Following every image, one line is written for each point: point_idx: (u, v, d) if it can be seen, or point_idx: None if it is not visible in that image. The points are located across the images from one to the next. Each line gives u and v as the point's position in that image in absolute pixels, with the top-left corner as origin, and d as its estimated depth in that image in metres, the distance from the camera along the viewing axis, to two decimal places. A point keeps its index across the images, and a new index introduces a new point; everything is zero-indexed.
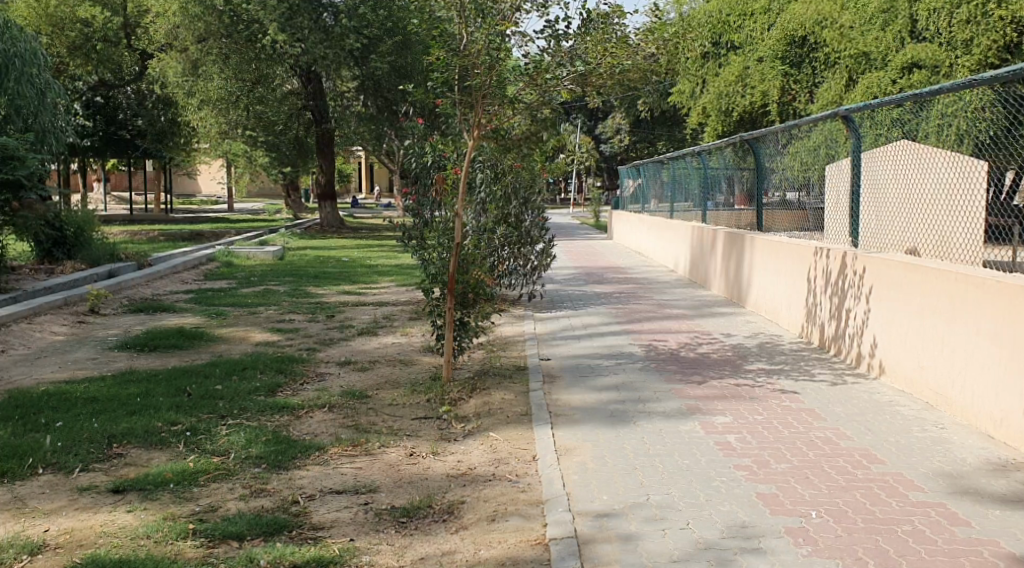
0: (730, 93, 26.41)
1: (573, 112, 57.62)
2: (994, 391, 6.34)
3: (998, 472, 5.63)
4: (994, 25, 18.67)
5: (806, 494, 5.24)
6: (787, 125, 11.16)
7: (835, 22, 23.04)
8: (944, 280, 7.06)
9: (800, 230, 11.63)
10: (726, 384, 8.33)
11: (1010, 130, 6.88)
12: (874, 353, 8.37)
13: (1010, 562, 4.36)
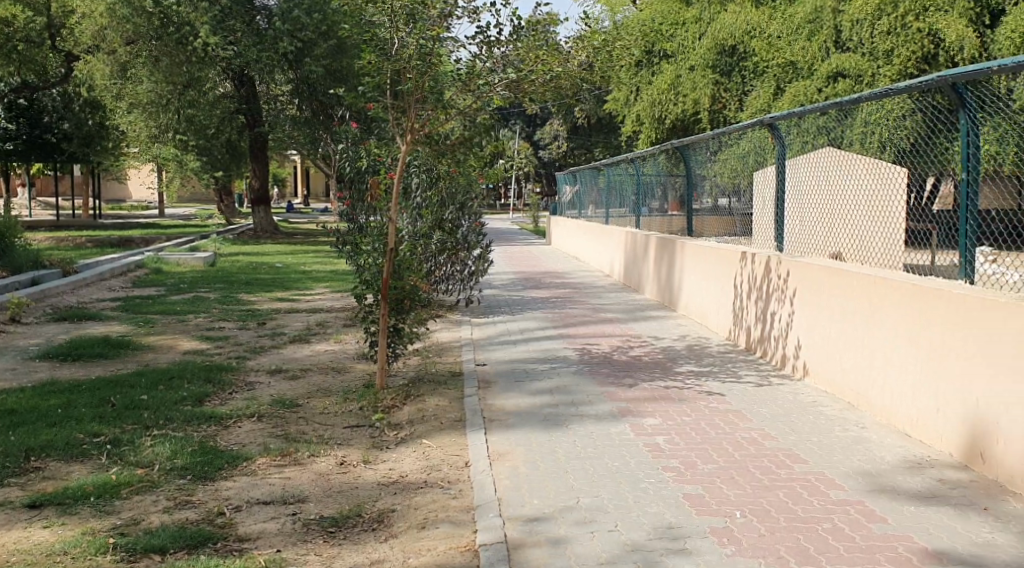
0: (663, 101, 26.71)
1: (510, 117, 58.01)
2: (909, 392, 6.51)
3: (914, 469, 5.79)
4: (914, 37, 19.24)
5: (731, 494, 5.33)
6: (716, 132, 11.28)
7: (764, 32, 23.76)
8: (863, 283, 7.23)
9: (728, 236, 11.93)
10: (658, 387, 8.44)
11: (926, 140, 7.12)
12: (799, 355, 8.56)
13: (923, 558, 4.47)
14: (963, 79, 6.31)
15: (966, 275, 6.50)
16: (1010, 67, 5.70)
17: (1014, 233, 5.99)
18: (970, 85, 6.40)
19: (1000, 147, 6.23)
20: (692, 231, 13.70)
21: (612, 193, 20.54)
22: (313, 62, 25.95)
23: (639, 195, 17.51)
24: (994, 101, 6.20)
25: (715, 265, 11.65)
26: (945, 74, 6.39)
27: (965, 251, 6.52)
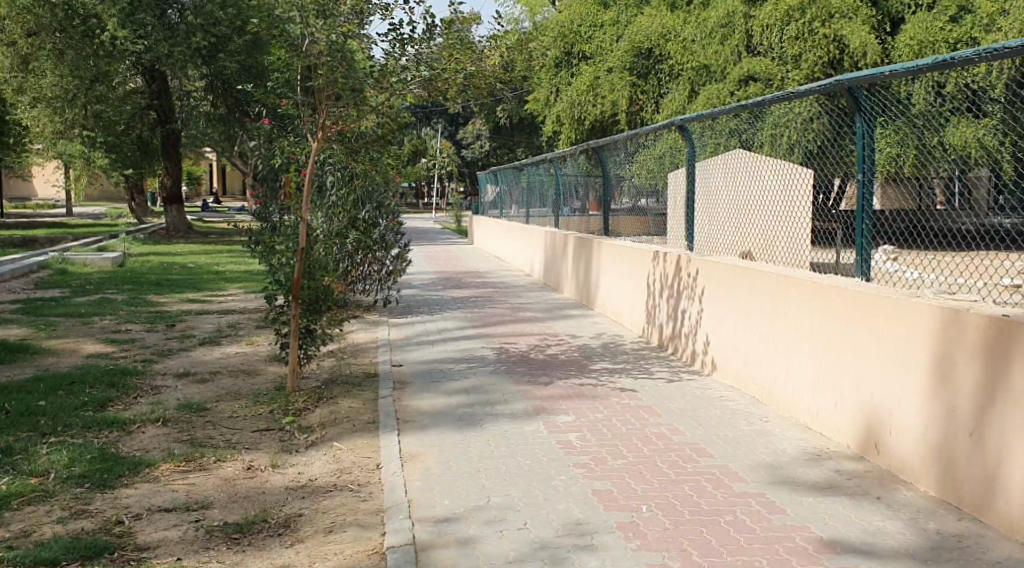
0: (582, 103, 26.83)
1: (431, 116, 57.82)
2: (810, 386, 6.67)
3: (815, 461, 5.93)
4: (820, 42, 19.90)
5: (639, 489, 5.39)
6: (636, 134, 11.38)
7: (679, 35, 24.16)
8: (767, 280, 7.37)
9: (642, 235, 12.19)
10: (572, 384, 8.49)
11: (830, 142, 7.29)
12: (708, 351, 8.72)
13: (821, 547, 4.58)
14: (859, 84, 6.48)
15: (862, 273, 6.77)
16: (903, 72, 5.87)
17: (907, 233, 6.25)
18: (865, 90, 6.56)
19: (892, 152, 6.43)
20: (609, 231, 13.86)
21: (532, 193, 20.67)
22: (227, 58, 25.51)
23: (558, 195, 17.63)
24: (888, 105, 6.37)
25: (630, 263, 11.81)
26: (842, 79, 6.55)
27: (862, 250, 6.77)
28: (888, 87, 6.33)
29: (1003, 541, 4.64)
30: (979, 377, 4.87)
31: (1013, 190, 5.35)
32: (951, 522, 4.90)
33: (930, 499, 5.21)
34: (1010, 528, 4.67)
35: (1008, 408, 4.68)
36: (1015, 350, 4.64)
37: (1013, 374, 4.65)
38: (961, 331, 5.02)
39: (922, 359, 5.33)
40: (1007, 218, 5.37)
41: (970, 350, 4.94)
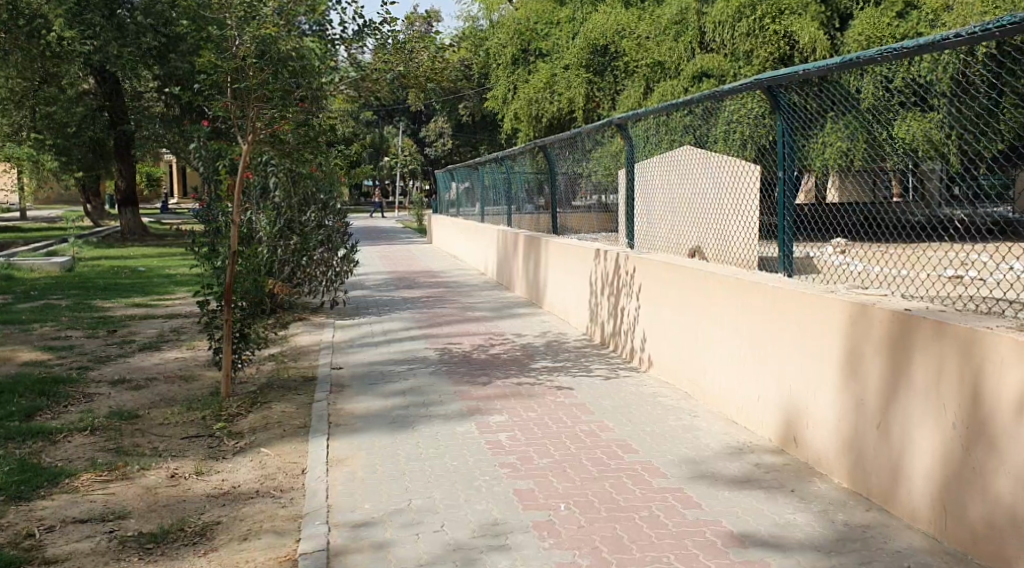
0: (539, 100, 26.73)
1: (393, 113, 57.54)
2: (735, 381, 6.75)
3: (735, 455, 6.03)
4: (771, 38, 20.08)
5: (559, 487, 5.44)
6: (589, 130, 10.92)
7: (633, 32, 24.24)
8: (695, 277, 7.45)
9: (591, 236, 11.97)
10: (509, 384, 8.52)
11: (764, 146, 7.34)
12: (644, 348, 8.81)
13: (727, 541, 4.68)
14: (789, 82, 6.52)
15: (784, 269, 6.90)
16: (842, 65, 5.86)
17: (865, 227, 6.12)
18: (810, 87, 6.46)
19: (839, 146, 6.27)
20: (557, 229, 13.80)
21: (484, 192, 20.75)
22: (179, 58, 25.13)
23: (510, 193, 17.68)
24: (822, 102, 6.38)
25: (574, 261, 11.89)
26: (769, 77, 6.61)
27: (784, 245, 6.91)
28: (835, 81, 6.18)
29: (907, 531, 4.77)
30: (885, 371, 4.99)
31: (965, 181, 5.12)
32: (859, 513, 5.04)
33: (841, 491, 5.34)
34: (914, 518, 4.81)
35: (911, 402, 4.80)
36: (917, 347, 4.76)
37: (915, 369, 4.77)
38: (869, 326, 5.12)
39: (834, 353, 5.44)
40: (960, 210, 5.19)
41: (877, 345, 5.05)
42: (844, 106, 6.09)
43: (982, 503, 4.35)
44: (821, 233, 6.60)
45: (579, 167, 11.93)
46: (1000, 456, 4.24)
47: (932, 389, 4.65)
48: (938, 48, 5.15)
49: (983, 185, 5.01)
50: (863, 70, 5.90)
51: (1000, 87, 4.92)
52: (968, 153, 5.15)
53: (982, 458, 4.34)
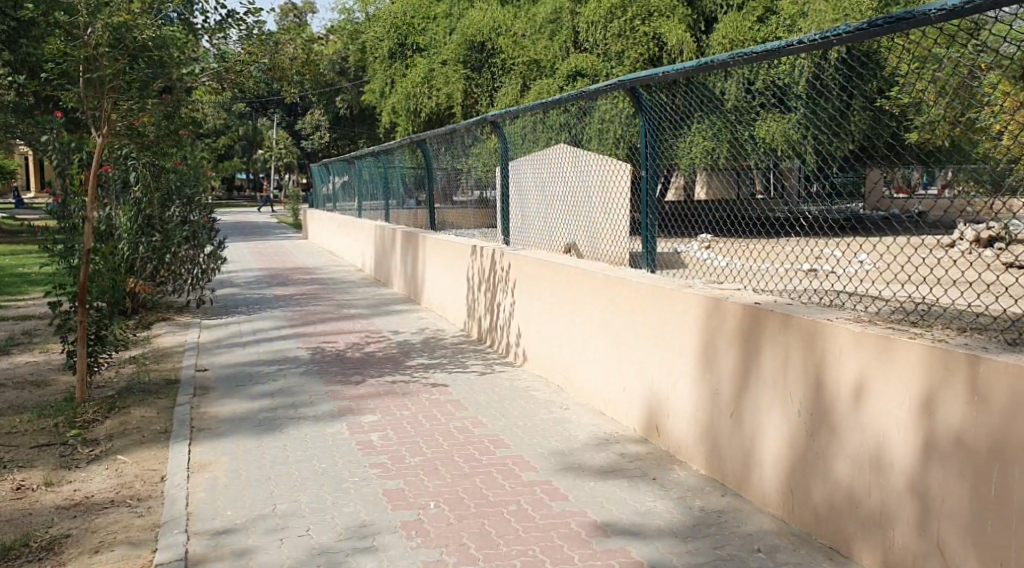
0: (417, 95, 26.26)
1: (268, 107, 56.17)
2: (601, 373, 6.82)
3: (602, 445, 6.09)
4: (641, 40, 20.47)
5: (429, 485, 5.37)
6: (468, 125, 10.54)
7: (509, 30, 24.32)
8: (564, 271, 7.50)
9: (464, 229, 12.24)
10: (383, 382, 8.38)
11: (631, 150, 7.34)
12: (520, 343, 8.80)
13: (591, 532, 4.79)
14: (652, 82, 6.56)
15: (647, 263, 7.00)
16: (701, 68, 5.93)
17: (727, 222, 6.24)
18: (675, 87, 6.49)
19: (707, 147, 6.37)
20: (434, 226, 13.82)
21: (362, 188, 20.47)
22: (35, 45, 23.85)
23: (386, 189, 17.50)
24: (682, 105, 6.44)
25: (450, 257, 11.84)
26: (631, 77, 6.63)
27: (647, 241, 7.03)
28: (698, 81, 6.24)
29: (760, 514, 4.95)
30: (737, 363, 5.16)
31: (821, 179, 5.25)
32: (714, 499, 5.22)
33: (701, 478, 5.49)
34: (765, 502, 5.02)
35: (760, 391, 4.99)
36: (765, 338, 4.94)
37: (764, 360, 4.95)
38: (721, 319, 5.28)
39: (690, 345, 5.57)
40: (816, 208, 5.33)
41: (728, 337, 5.21)
42: (706, 105, 6.14)
43: (824, 486, 4.58)
44: (685, 229, 6.72)
45: (458, 163, 11.71)
46: (841, 441, 4.47)
47: (779, 379, 4.85)
48: (792, 50, 5.24)
49: (839, 183, 5.14)
50: (725, 71, 5.98)
51: (849, 89, 5.03)
52: (821, 153, 5.28)
53: (823, 444, 4.57)
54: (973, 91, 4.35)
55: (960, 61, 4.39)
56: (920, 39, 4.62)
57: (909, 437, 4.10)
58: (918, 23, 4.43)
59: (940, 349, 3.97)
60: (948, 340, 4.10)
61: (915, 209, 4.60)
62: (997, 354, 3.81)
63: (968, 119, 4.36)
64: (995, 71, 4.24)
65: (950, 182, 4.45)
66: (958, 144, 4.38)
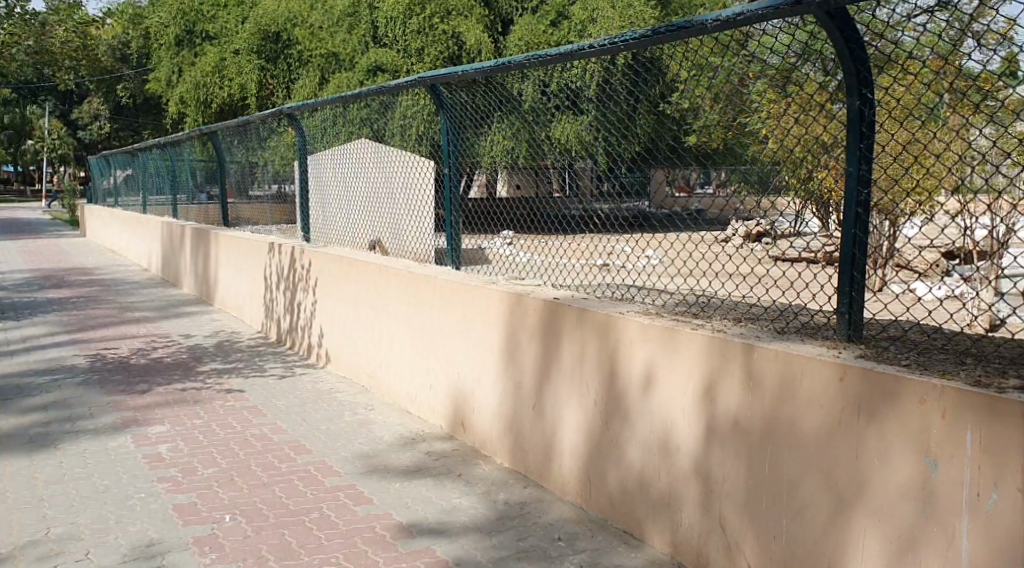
0: (207, 84, 25.34)
1: (40, 95, 52.21)
2: (407, 370, 6.62)
3: (407, 445, 5.91)
4: (440, 37, 20.42)
5: (224, 497, 5.02)
6: (264, 118, 10.04)
7: (305, 22, 23.65)
8: (368, 268, 7.25)
9: (260, 226, 11.77)
10: (172, 390, 7.84)
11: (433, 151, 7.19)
12: (322, 343, 8.47)
13: (397, 534, 4.61)
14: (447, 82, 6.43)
15: (452, 262, 6.92)
16: (495, 68, 5.85)
17: (525, 220, 6.22)
18: (475, 86, 6.38)
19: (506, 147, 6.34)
20: (228, 223, 13.19)
21: (147, 182, 19.30)
22: None
23: (174, 183, 16.57)
24: (482, 106, 6.37)
25: (245, 254, 11.31)
26: (427, 76, 6.47)
27: (451, 239, 6.92)
28: (495, 80, 6.18)
29: (561, 504, 4.94)
30: (537, 356, 5.12)
31: (611, 178, 5.33)
32: (517, 490, 5.15)
33: (505, 472, 5.41)
34: (565, 491, 4.99)
35: (558, 382, 4.97)
36: (563, 331, 4.91)
37: (563, 352, 4.93)
38: (522, 314, 5.22)
39: (492, 340, 5.49)
40: (608, 206, 5.39)
41: (529, 330, 5.16)
42: (504, 105, 6.14)
43: (618, 470, 4.61)
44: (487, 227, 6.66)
45: (253, 157, 11.15)
46: (633, 429, 4.50)
47: (577, 370, 4.83)
48: (585, 54, 5.19)
49: (626, 182, 5.23)
50: (523, 72, 5.94)
51: (634, 95, 5.14)
52: (613, 156, 5.34)
53: (618, 431, 4.59)
54: (742, 97, 4.53)
55: (732, 69, 4.56)
56: (696, 46, 4.79)
57: (694, 421, 4.17)
58: (697, 32, 4.51)
59: (720, 338, 4.05)
60: (728, 330, 4.19)
61: (694, 207, 4.80)
62: (770, 342, 3.94)
63: (738, 124, 4.58)
64: (764, 78, 4.43)
65: (723, 183, 4.67)
66: (730, 146, 4.61)
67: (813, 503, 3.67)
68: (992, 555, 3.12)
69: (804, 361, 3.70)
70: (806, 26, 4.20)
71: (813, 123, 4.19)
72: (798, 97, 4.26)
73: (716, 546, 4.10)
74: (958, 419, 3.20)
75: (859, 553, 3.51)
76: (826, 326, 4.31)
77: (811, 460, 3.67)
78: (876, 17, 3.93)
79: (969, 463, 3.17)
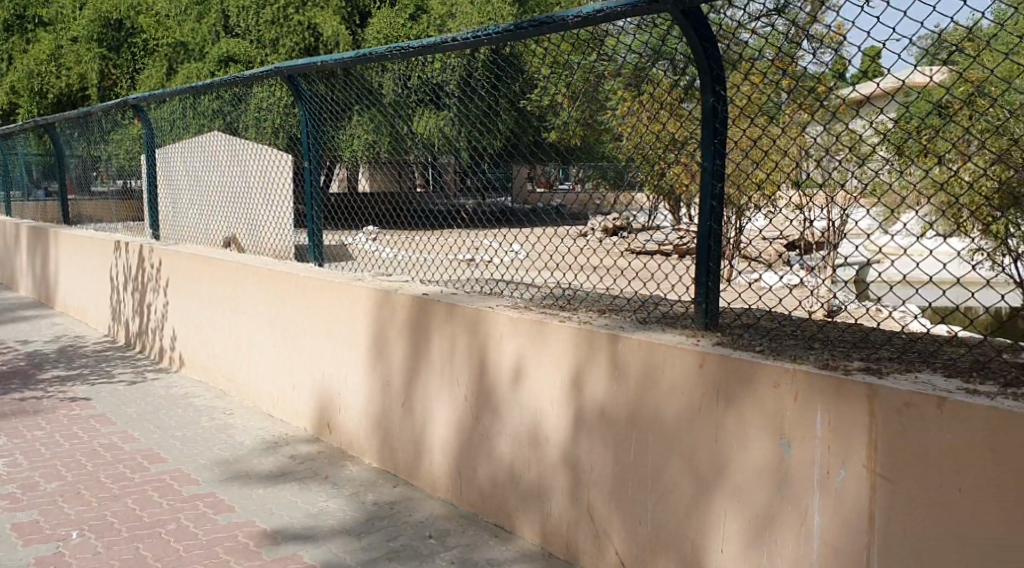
0: (44, 73, 23.19)
1: None
2: (269, 371, 6.38)
3: (270, 449, 5.70)
4: (296, 28, 19.98)
5: (71, 512, 4.72)
6: (107, 110, 9.51)
7: (150, 9, 22.68)
8: (225, 267, 6.94)
9: (104, 223, 11.18)
10: (10, 400, 7.32)
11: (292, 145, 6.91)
12: (175, 346, 8.09)
13: (260, 542, 4.43)
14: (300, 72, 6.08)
15: (315, 257, 6.60)
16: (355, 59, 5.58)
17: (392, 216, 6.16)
18: (334, 78, 6.04)
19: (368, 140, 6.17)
20: (69, 220, 12.47)
21: None
22: None
23: (7, 178, 15.56)
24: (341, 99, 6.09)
25: (88, 254, 10.71)
26: (281, 65, 6.11)
27: (313, 235, 6.61)
28: (354, 71, 5.89)
29: (429, 502, 4.87)
30: (406, 353, 5.02)
31: (475, 173, 5.32)
32: (386, 490, 5.04)
33: (373, 471, 5.30)
34: (434, 488, 4.92)
35: (427, 378, 4.88)
36: (433, 327, 4.83)
37: (431, 348, 4.85)
38: (390, 311, 5.11)
39: (359, 338, 5.36)
40: (472, 202, 5.41)
41: (397, 326, 5.06)
42: (364, 99, 5.89)
43: (487, 465, 4.57)
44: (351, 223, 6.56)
45: (95, 151, 10.57)
46: (502, 423, 4.47)
47: (446, 365, 4.76)
48: (448, 47, 5.00)
49: (491, 177, 5.22)
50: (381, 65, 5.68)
51: (497, 91, 5.06)
52: (475, 151, 5.31)
53: (487, 425, 4.54)
54: (597, 99, 4.58)
55: (590, 66, 4.57)
56: (556, 43, 4.70)
57: (562, 413, 4.17)
58: (558, 28, 4.41)
59: (587, 329, 4.05)
60: (594, 321, 4.20)
61: (555, 203, 4.86)
62: (634, 332, 3.97)
63: (598, 121, 4.63)
64: (620, 77, 4.48)
65: (581, 178, 4.69)
66: (587, 142, 4.65)
67: (675, 488, 3.74)
68: (840, 529, 3.24)
69: (666, 350, 3.74)
70: (659, 26, 4.22)
71: (666, 119, 4.30)
72: (651, 93, 4.33)
73: (584, 535, 4.11)
74: (809, 402, 3.32)
75: (721, 534, 3.60)
76: (685, 315, 4.33)
77: (673, 446, 3.74)
78: (721, 20, 3.99)
79: (818, 443, 3.29)
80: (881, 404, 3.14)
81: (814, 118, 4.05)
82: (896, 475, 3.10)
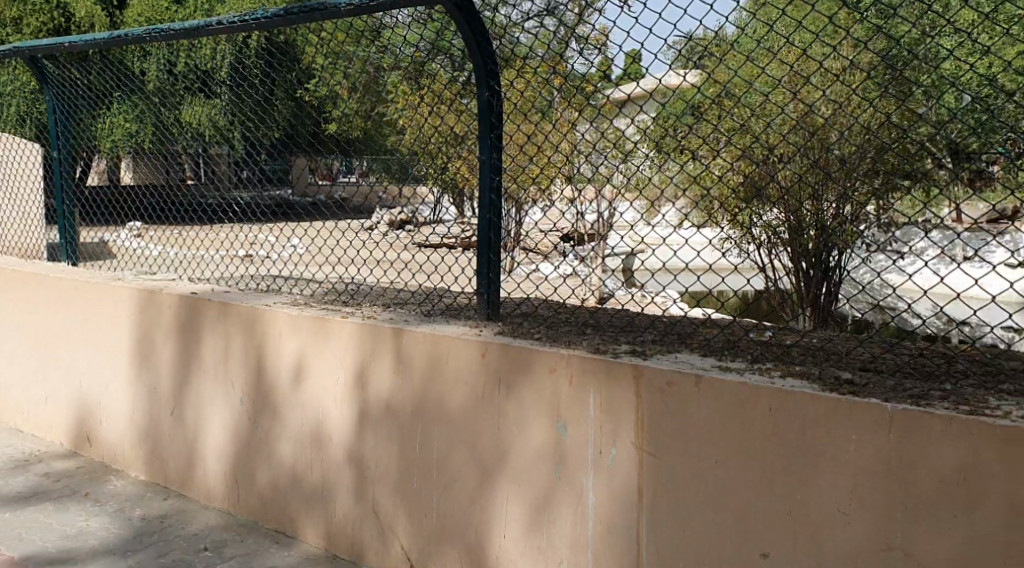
0: None
1: None
2: (19, 383, 5.81)
3: (20, 468, 5.21)
4: (44, 7, 18.53)
5: None
6: None
7: None
8: None
9: None
10: None
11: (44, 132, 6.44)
12: None
13: None
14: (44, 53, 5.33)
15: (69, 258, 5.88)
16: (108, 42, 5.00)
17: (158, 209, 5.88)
18: (90, 62, 5.45)
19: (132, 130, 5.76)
20: None
21: None
22: None
23: None
24: (97, 85, 5.54)
25: None
26: (23, 46, 5.35)
27: (64, 232, 5.97)
28: (110, 52, 5.39)
29: (203, 512, 4.60)
30: (175, 355, 4.71)
31: (249, 166, 5.07)
32: (155, 503, 4.71)
33: (140, 484, 4.95)
34: (209, 497, 4.65)
35: (199, 381, 4.60)
36: (204, 327, 4.56)
37: (204, 349, 4.57)
38: (156, 312, 4.78)
39: (122, 342, 4.98)
40: (252, 193, 5.16)
41: (165, 328, 4.74)
42: (130, 84, 5.48)
43: (267, 469, 4.36)
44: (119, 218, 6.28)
45: None
46: (281, 424, 4.27)
47: (219, 367, 4.50)
48: (213, 32, 4.60)
49: (268, 171, 4.97)
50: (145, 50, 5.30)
51: (268, 78, 4.85)
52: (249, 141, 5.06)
53: (266, 428, 4.34)
54: (380, 89, 4.47)
55: (368, 58, 4.38)
56: (329, 32, 4.52)
57: (343, 409, 4.04)
58: (330, 15, 4.07)
59: (368, 324, 3.94)
60: (377, 315, 4.09)
61: (336, 195, 4.86)
62: (417, 325, 3.89)
63: (378, 114, 4.52)
64: (400, 69, 4.33)
65: (364, 172, 4.53)
66: (370, 138, 4.46)
67: (459, 477, 3.70)
68: (613, 505, 3.31)
69: (447, 341, 3.69)
70: (436, 23, 4.01)
71: (449, 116, 4.28)
72: (434, 89, 4.27)
73: (369, 533, 4.00)
74: (583, 384, 3.36)
75: (503, 520, 3.59)
76: (467, 307, 4.29)
77: (455, 436, 3.69)
78: (493, 18, 3.97)
79: (592, 424, 3.34)
80: (646, 378, 3.22)
81: (584, 115, 4.06)
82: (663, 449, 3.19)
